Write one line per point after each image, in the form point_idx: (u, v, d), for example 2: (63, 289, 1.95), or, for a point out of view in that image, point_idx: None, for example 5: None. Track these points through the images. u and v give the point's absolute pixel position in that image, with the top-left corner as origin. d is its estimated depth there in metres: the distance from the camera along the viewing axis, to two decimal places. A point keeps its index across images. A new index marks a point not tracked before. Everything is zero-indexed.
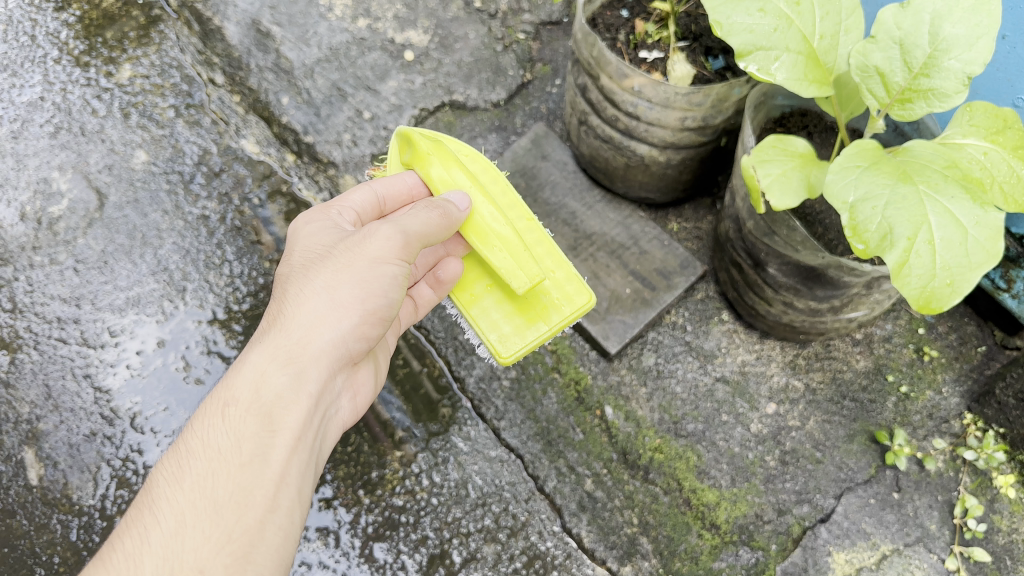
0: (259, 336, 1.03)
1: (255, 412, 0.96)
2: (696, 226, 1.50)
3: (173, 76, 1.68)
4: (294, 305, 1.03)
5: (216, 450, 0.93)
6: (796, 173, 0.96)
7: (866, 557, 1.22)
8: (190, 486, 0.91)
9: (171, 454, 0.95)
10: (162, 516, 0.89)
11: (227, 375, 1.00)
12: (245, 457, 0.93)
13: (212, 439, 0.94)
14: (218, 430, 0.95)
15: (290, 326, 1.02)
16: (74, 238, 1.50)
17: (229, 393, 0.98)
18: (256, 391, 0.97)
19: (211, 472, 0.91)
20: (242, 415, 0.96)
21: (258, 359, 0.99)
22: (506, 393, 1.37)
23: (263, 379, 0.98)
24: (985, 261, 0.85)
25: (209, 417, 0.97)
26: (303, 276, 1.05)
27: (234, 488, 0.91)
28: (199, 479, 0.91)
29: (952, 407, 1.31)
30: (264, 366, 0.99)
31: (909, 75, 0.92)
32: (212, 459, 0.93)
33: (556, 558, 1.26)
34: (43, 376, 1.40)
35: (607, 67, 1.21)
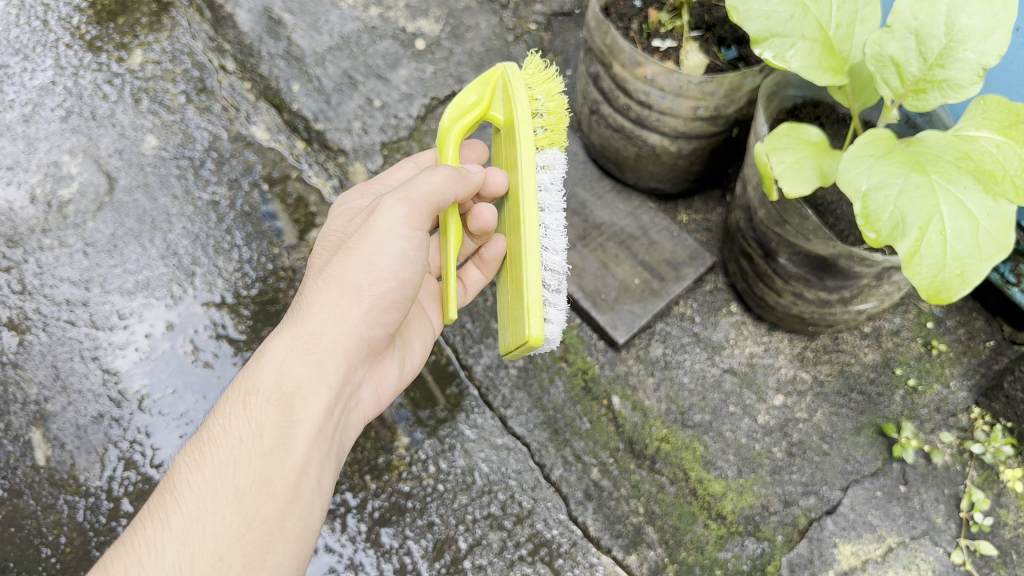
0: (282, 327, 1.04)
1: (277, 403, 0.97)
2: (705, 218, 1.50)
3: (184, 62, 1.69)
4: (311, 296, 1.03)
5: (238, 438, 0.93)
6: (809, 162, 0.96)
7: (872, 549, 1.21)
8: (213, 474, 0.91)
9: (194, 443, 0.96)
10: (184, 503, 0.89)
11: (249, 366, 1.01)
12: (266, 447, 0.93)
13: (235, 428, 0.95)
14: (240, 419, 0.95)
15: (307, 316, 1.01)
16: (83, 221, 1.51)
17: (253, 383, 0.98)
18: (277, 382, 0.98)
19: (233, 461, 0.92)
20: (264, 405, 0.96)
21: (278, 349, 1.00)
22: (513, 381, 1.37)
23: (284, 369, 0.99)
24: (996, 253, 0.85)
25: (233, 406, 0.98)
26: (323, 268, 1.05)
27: (254, 477, 0.91)
28: (220, 467, 0.91)
29: (960, 401, 1.31)
30: (285, 357, 0.99)
31: (924, 65, 0.91)
32: (234, 448, 0.93)
33: (562, 546, 1.26)
34: (51, 357, 1.40)
35: (621, 55, 1.22)
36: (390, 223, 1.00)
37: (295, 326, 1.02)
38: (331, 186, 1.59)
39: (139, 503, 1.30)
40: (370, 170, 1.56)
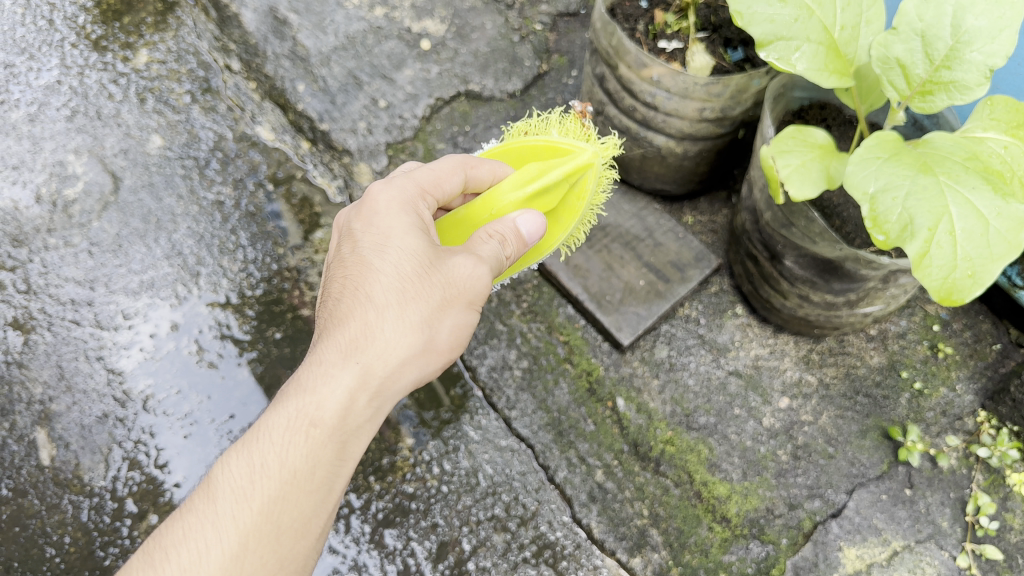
0: (352, 346, 0.92)
1: (339, 443, 0.91)
2: (711, 220, 1.49)
3: (190, 62, 1.69)
4: (397, 325, 0.92)
5: (292, 475, 0.88)
6: (815, 165, 0.95)
7: (877, 553, 1.21)
8: (259, 509, 0.87)
9: (241, 453, 0.89)
10: (226, 536, 0.85)
11: (314, 380, 0.91)
12: (315, 486, 0.90)
13: (290, 461, 0.88)
14: (299, 455, 0.89)
15: (386, 357, 0.92)
16: (88, 221, 1.51)
17: (317, 413, 0.90)
18: (341, 418, 0.91)
19: (283, 498, 0.88)
20: (325, 442, 0.90)
21: (353, 385, 0.91)
22: (517, 382, 1.37)
23: (352, 406, 0.91)
24: (1008, 252, 0.83)
25: (287, 432, 0.89)
26: (411, 292, 0.93)
27: (300, 519, 0.89)
28: (270, 503, 0.87)
29: (966, 404, 1.31)
30: (356, 396, 0.91)
31: (931, 67, 0.91)
32: (286, 483, 0.88)
33: (565, 548, 1.25)
34: (56, 357, 1.40)
35: (626, 56, 1.21)
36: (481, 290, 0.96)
37: (370, 358, 0.92)
38: (336, 186, 1.59)
39: (143, 503, 1.31)
40: (375, 170, 1.56)
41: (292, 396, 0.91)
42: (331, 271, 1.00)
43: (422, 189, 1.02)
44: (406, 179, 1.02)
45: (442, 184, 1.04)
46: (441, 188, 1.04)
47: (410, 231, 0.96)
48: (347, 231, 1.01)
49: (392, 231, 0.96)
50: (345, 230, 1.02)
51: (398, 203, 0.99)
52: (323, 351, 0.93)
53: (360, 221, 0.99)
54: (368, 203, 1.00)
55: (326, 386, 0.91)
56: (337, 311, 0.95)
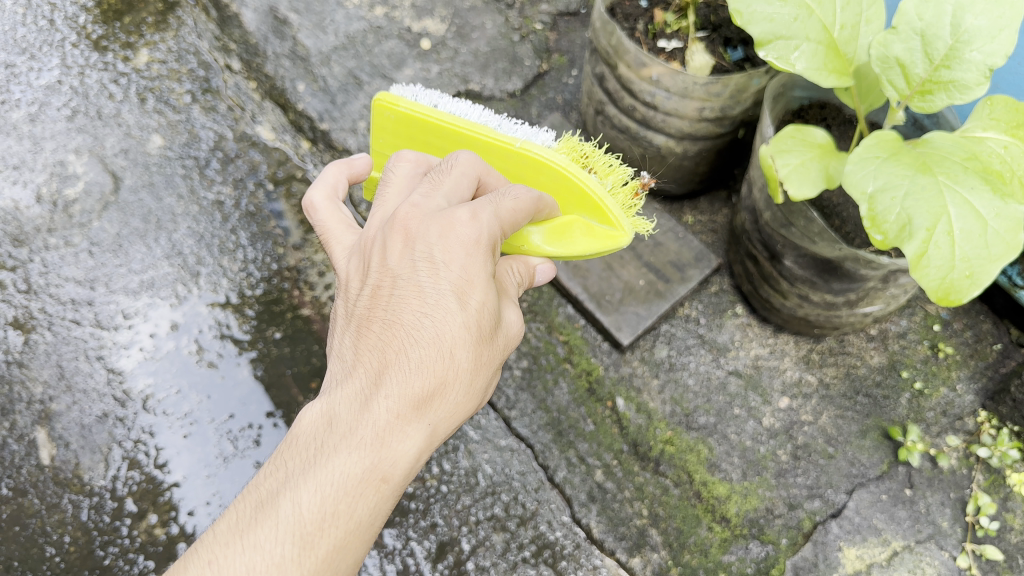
0: (428, 400, 0.87)
1: (395, 495, 0.88)
2: (711, 220, 1.49)
3: (190, 61, 1.69)
4: (474, 382, 0.90)
5: (358, 527, 0.84)
6: (815, 164, 0.95)
7: (877, 553, 1.21)
8: (321, 561, 0.81)
9: (308, 498, 0.82)
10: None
11: (390, 428, 0.85)
12: (367, 537, 0.86)
13: (358, 514, 0.84)
14: (367, 510, 0.84)
15: (454, 414, 0.90)
16: (88, 221, 1.51)
17: (391, 469, 0.85)
18: (408, 470, 0.87)
19: (344, 549, 0.83)
20: (391, 495, 0.86)
21: (425, 443, 0.87)
22: (517, 382, 1.37)
23: (418, 459, 0.88)
24: (1006, 253, 0.83)
25: (360, 485, 0.83)
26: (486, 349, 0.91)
27: (346, 568, 0.85)
28: (333, 554, 0.82)
29: (966, 404, 1.30)
30: (423, 453, 0.88)
31: (930, 66, 0.90)
32: (349, 534, 0.83)
33: (565, 548, 1.25)
34: (56, 357, 1.40)
35: (626, 55, 1.21)
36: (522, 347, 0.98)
37: (440, 415, 0.88)
38: None
39: (143, 502, 1.31)
40: None
41: (366, 443, 0.85)
42: (390, 284, 0.91)
43: (503, 227, 0.94)
44: (493, 214, 0.92)
45: (516, 223, 0.95)
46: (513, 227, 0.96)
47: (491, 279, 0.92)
48: (417, 241, 0.91)
49: (479, 277, 0.90)
50: (411, 233, 0.92)
51: (486, 242, 0.91)
52: (396, 397, 0.86)
53: (439, 242, 0.90)
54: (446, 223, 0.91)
55: (402, 442, 0.86)
56: (410, 350, 0.88)
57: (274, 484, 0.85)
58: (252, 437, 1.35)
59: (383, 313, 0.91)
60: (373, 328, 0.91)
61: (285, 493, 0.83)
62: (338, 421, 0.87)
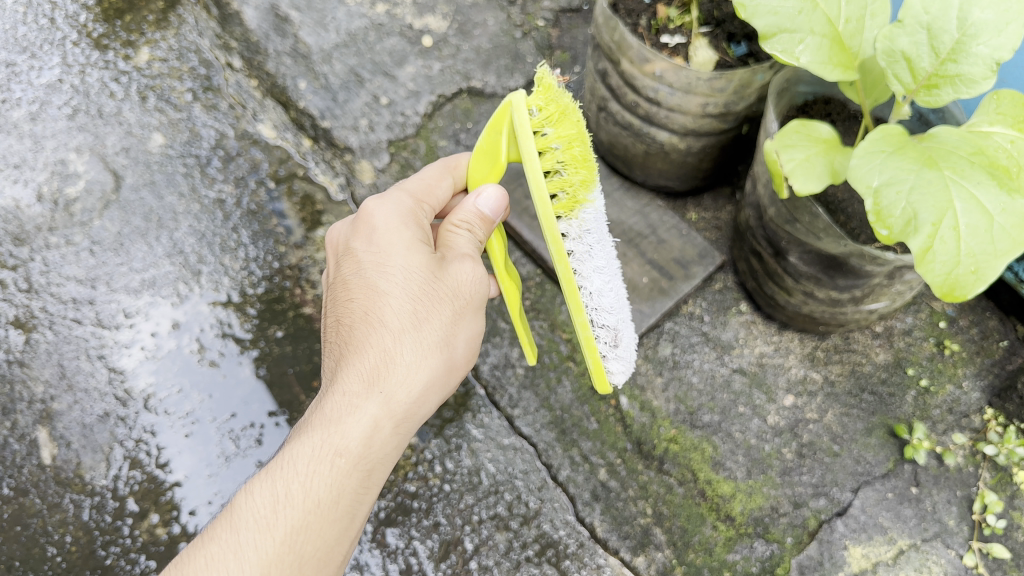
0: (375, 376, 1.01)
1: (361, 469, 1.00)
2: (714, 216, 1.48)
3: (191, 59, 1.68)
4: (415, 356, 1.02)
5: (318, 502, 0.96)
6: (820, 159, 0.94)
7: (883, 552, 1.20)
8: (287, 539, 0.93)
9: (266, 487, 0.96)
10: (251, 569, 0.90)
11: (339, 412, 1.00)
12: (339, 515, 0.98)
13: (314, 491, 0.96)
14: (325, 486, 0.96)
15: (410, 382, 1.02)
16: (90, 219, 1.50)
17: (342, 443, 0.99)
18: (365, 444, 1.00)
19: (308, 527, 0.94)
20: (350, 469, 0.98)
21: (377, 412, 1.00)
22: (520, 381, 1.37)
23: (374, 432, 1.00)
24: (1012, 249, 0.82)
25: (315, 463, 0.97)
26: (423, 321, 1.02)
27: (323, 546, 0.96)
28: (295, 532, 0.94)
29: (973, 401, 1.29)
30: (382, 422, 1.01)
31: (936, 60, 0.89)
32: (312, 511, 0.95)
33: (569, 547, 1.25)
34: (57, 356, 1.40)
35: (629, 51, 1.20)
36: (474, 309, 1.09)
37: (391, 387, 1.01)
38: (338, 183, 1.59)
39: (144, 502, 1.30)
40: (377, 168, 1.56)
41: (317, 426, 1.00)
42: (337, 293, 1.09)
43: (415, 196, 1.07)
44: (400, 194, 1.08)
45: (433, 193, 1.09)
46: (433, 194, 1.09)
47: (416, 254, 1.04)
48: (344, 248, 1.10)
49: (395, 259, 1.03)
50: (344, 246, 1.10)
51: (405, 222, 1.05)
52: (347, 380, 1.02)
53: (364, 243, 1.07)
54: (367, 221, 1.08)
55: (353, 417, 1.00)
56: (353, 339, 1.04)
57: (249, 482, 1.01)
58: (253, 436, 1.35)
59: (334, 317, 1.08)
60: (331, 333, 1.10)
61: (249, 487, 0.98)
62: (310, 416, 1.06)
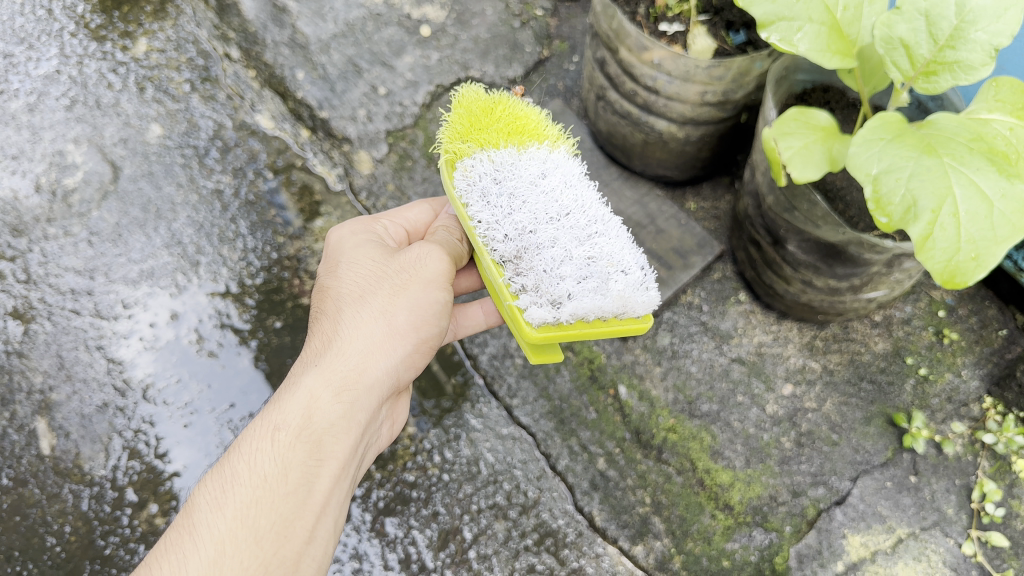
0: (316, 358, 1.07)
1: (303, 442, 1.01)
2: (713, 207, 1.48)
3: (189, 50, 1.68)
4: (350, 328, 1.08)
5: (263, 476, 0.97)
6: (818, 147, 0.94)
7: (882, 540, 1.20)
8: (235, 516, 0.94)
9: (215, 477, 0.99)
10: (200, 545, 0.92)
11: (282, 398, 1.04)
12: (289, 489, 0.98)
13: (259, 467, 0.98)
14: (269, 461, 0.98)
15: (347, 352, 1.06)
16: (88, 210, 1.50)
17: (280, 420, 1.02)
18: (306, 418, 1.02)
19: (256, 502, 0.96)
20: (292, 442, 1.00)
21: (312, 384, 1.04)
22: (519, 370, 1.36)
23: (315, 405, 1.03)
24: (1012, 235, 0.82)
25: (258, 442, 1.00)
26: (358, 299, 1.09)
27: (276, 522, 0.96)
28: (241, 507, 0.95)
29: (972, 390, 1.29)
30: (318, 392, 1.04)
31: (935, 47, 0.89)
32: (258, 486, 0.97)
33: (568, 536, 1.26)
34: (56, 347, 1.40)
35: (627, 39, 1.20)
36: (424, 279, 1.09)
37: (332, 366, 1.06)
38: (336, 174, 1.60)
39: (144, 492, 1.31)
40: (375, 158, 1.57)
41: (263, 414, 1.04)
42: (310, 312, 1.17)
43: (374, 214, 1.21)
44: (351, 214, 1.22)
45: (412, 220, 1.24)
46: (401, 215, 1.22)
47: (353, 253, 1.14)
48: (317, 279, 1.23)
49: (346, 264, 1.13)
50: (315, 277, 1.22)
51: (354, 232, 1.17)
52: (295, 370, 1.09)
53: (319, 261, 1.18)
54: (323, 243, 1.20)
55: (292, 395, 1.04)
56: (305, 340, 1.12)
57: None
58: None
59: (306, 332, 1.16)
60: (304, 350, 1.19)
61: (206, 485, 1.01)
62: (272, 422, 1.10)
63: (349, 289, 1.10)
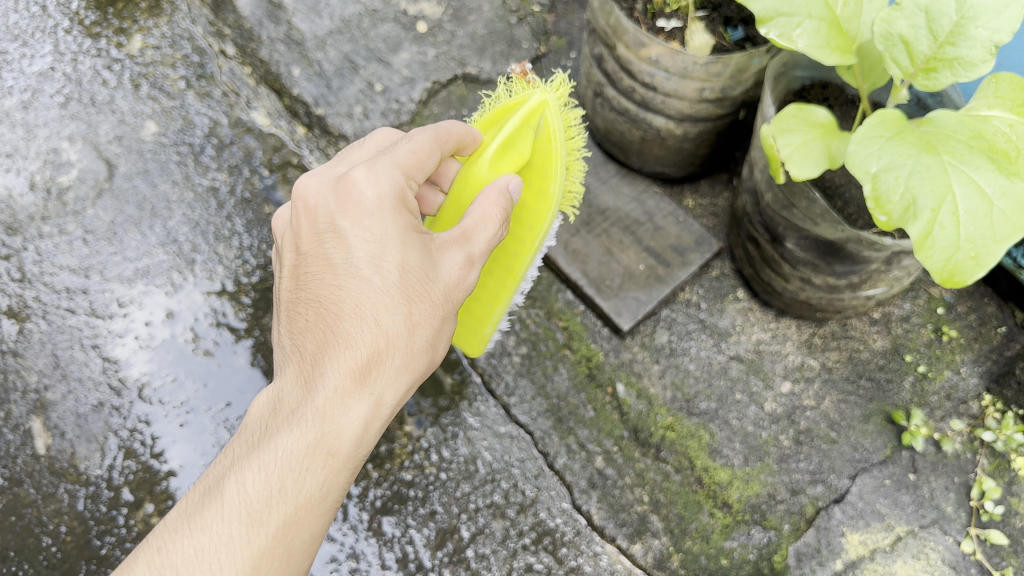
0: (367, 370, 0.93)
1: (350, 467, 0.93)
2: (711, 203, 1.47)
3: (185, 47, 1.66)
4: (412, 337, 0.95)
5: (308, 498, 0.90)
6: (817, 144, 0.93)
7: (881, 538, 1.20)
8: (275, 535, 0.87)
9: (252, 484, 0.88)
10: (240, 563, 0.85)
11: (329, 413, 0.91)
12: (325, 511, 0.92)
13: (306, 488, 0.90)
14: (316, 483, 0.90)
15: (405, 370, 0.96)
16: (83, 208, 1.49)
17: (337, 442, 0.91)
18: (357, 442, 0.93)
19: (295, 522, 0.89)
20: (342, 467, 0.92)
21: (372, 409, 0.93)
22: (516, 368, 1.35)
23: (367, 428, 0.93)
24: (1012, 233, 0.82)
25: (306, 460, 0.90)
26: (413, 305, 0.94)
27: (310, 543, 0.91)
28: (282, 527, 0.88)
29: (971, 388, 1.29)
30: (374, 419, 0.94)
31: (934, 43, 0.88)
32: (301, 507, 0.89)
33: (565, 535, 1.25)
34: (51, 346, 1.39)
35: (625, 36, 1.19)
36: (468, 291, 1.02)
37: (383, 385, 0.94)
38: None
39: (139, 492, 1.30)
40: None
41: (305, 421, 0.91)
42: (311, 266, 0.98)
43: (408, 176, 1.00)
44: (390, 163, 0.99)
45: (421, 163, 1.02)
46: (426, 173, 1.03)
47: (409, 229, 0.97)
48: (321, 214, 0.99)
49: (390, 238, 0.95)
50: (321, 217, 0.98)
51: (389, 199, 0.97)
52: (332, 371, 0.92)
53: (343, 205, 0.97)
54: (347, 191, 0.97)
55: (344, 415, 0.91)
56: (336, 326, 0.94)
57: (221, 469, 0.93)
58: None
59: (307, 293, 0.98)
60: (303, 310, 0.98)
61: (231, 477, 0.90)
62: (283, 402, 0.95)
63: (405, 286, 0.94)
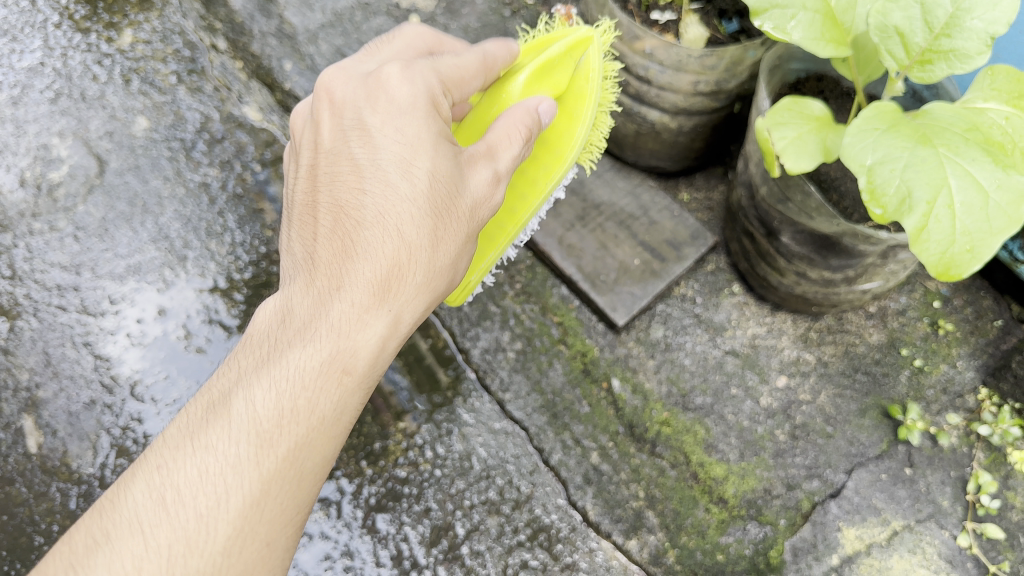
0: (387, 285, 0.89)
1: (364, 388, 0.90)
2: (707, 197, 1.46)
3: (175, 42, 1.64)
4: (433, 255, 0.91)
5: (320, 419, 0.86)
6: (812, 137, 0.92)
7: (877, 533, 1.19)
8: (287, 457, 0.84)
9: (262, 400, 0.85)
10: (249, 485, 0.81)
11: (347, 332, 0.88)
12: (337, 433, 0.88)
13: (318, 408, 0.86)
14: (329, 403, 0.87)
15: (424, 289, 0.92)
16: (74, 205, 1.48)
17: (351, 360, 0.88)
18: (370, 362, 0.89)
19: (307, 443, 0.85)
20: (354, 389, 0.89)
21: (387, 328, 0.89)
22: (511, 364, 1.35)
23: (381, 347, 0.90)
24: (1007, 226, 0.81)
25: (319, 378, 0.86)
26: (441, 217, 0.90)
27: (322, 465, 0.87)
28: (294, 449, 0.84)
29: (967, 381, 1.29)
30: (388, 340, 0.90)
31: (930, 35, 0.87)
32: (312, 428, 0.86)
33: (561, 531, 1.24)
34: (42, 343, 1.38)
35: (618, 28, 1.18)
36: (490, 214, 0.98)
37: (401, 302, 0.90)
38: None
39: None
40: None
41: (321, 335, 0.88)
42: (333, 165, 0.94)
43: (444, 82, 0.96)
44: (429, 69, 0.95)
45: (464, 81, 0.99)
46: (464, 86, 1.00)
47: (441, 137, 0.92)
48: (349, 111, 0.94)
49: (421, 142, 0.90)
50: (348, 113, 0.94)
51: (422, 101, 0.92)
52: (352, 285, 0.89)
53: (373, 105, 0.93)
54: (378, 87, 0.93)
55: (361, 332, 0.88)
56: (353, 238, 0.90)
57: (227, 384, 0.89)
58: None
59: (327, 197, 0.93)
60: (320, 217, 0.93)
61: (240, 393, 0.86)
62: (294, 317, 0.91)
63: (432, 196, 0.89)
